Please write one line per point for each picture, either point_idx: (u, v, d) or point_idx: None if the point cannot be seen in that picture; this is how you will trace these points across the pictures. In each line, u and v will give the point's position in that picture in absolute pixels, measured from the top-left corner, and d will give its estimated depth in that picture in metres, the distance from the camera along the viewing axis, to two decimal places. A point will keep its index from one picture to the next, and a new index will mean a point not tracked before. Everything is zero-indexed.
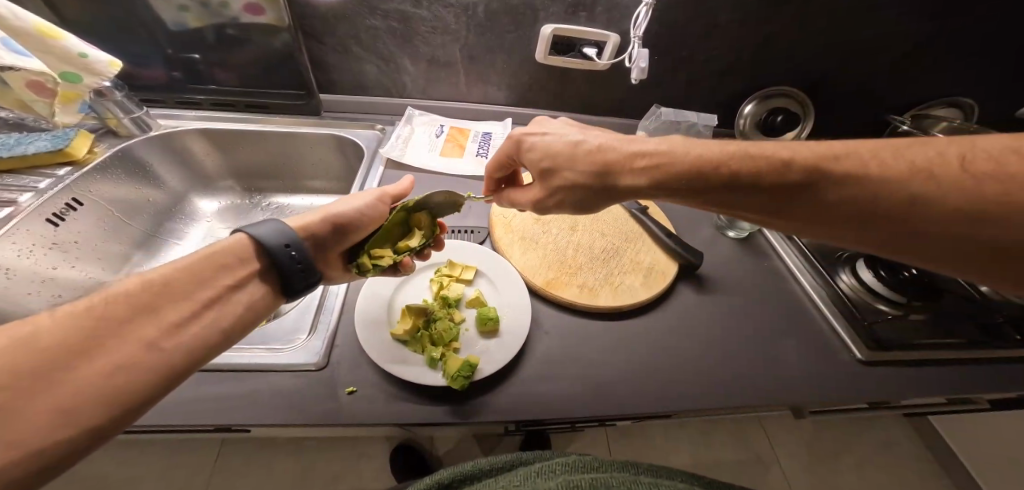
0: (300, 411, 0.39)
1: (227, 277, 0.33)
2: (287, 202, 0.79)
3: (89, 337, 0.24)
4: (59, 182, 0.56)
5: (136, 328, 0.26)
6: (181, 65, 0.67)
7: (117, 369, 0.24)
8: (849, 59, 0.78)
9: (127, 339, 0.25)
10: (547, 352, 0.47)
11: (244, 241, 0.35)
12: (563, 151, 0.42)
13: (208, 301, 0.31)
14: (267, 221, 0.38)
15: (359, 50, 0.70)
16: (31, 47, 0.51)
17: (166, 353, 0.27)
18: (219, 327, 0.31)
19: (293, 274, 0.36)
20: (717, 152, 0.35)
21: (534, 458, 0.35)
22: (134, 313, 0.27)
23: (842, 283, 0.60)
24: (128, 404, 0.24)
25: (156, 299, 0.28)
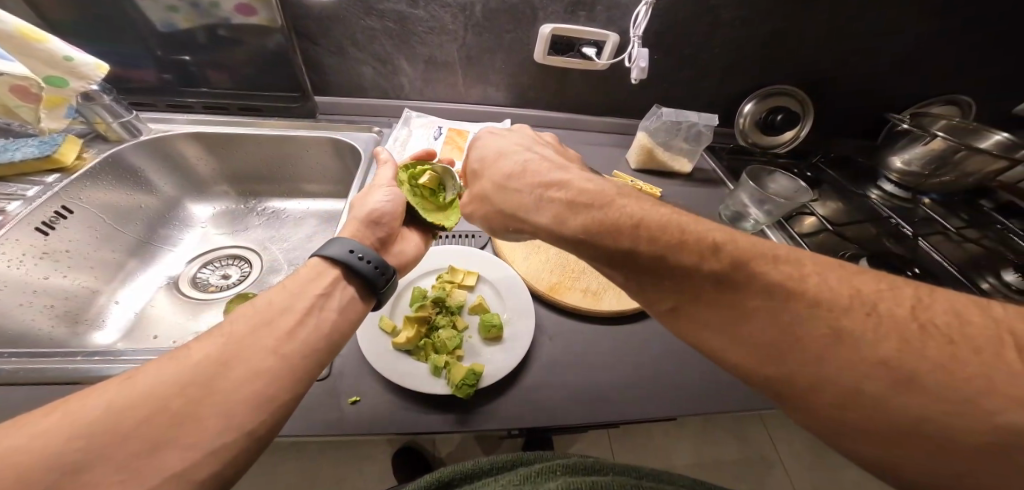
0: (303, 422, 0.39)
1: (318, 287, 0.37)
2: (282, 207, 0.77)
3: (227, 353, 0.29)
4: (48, 189, 0.54)
5: (260, 342, 0.30)
6: (171, 67, 0.65)
7: (252, 380, 0.28)
8: (850, 57, 0.77)
9: (256, 352, 0.29)
10: (551, 358, 0.47)
11: (320, 262, 0.39)
12: (489, 160, 0.44)
13: (310, 305, 0.35)
14: (333, 241, 0.41)
15: (356, 50, 0.69)
16: (12, 49, 0.49)
17: (285, 359, 0.30)
18: (325, 331, 0.34)
19: (372, 274, 0.39)
20: (647, 211, 0.32)
21: (534, 458, 0.34)
22: (256, 328, 0.31)
23: None
24: (267, 408, 0.28)
25: (269, 316, 0.32)
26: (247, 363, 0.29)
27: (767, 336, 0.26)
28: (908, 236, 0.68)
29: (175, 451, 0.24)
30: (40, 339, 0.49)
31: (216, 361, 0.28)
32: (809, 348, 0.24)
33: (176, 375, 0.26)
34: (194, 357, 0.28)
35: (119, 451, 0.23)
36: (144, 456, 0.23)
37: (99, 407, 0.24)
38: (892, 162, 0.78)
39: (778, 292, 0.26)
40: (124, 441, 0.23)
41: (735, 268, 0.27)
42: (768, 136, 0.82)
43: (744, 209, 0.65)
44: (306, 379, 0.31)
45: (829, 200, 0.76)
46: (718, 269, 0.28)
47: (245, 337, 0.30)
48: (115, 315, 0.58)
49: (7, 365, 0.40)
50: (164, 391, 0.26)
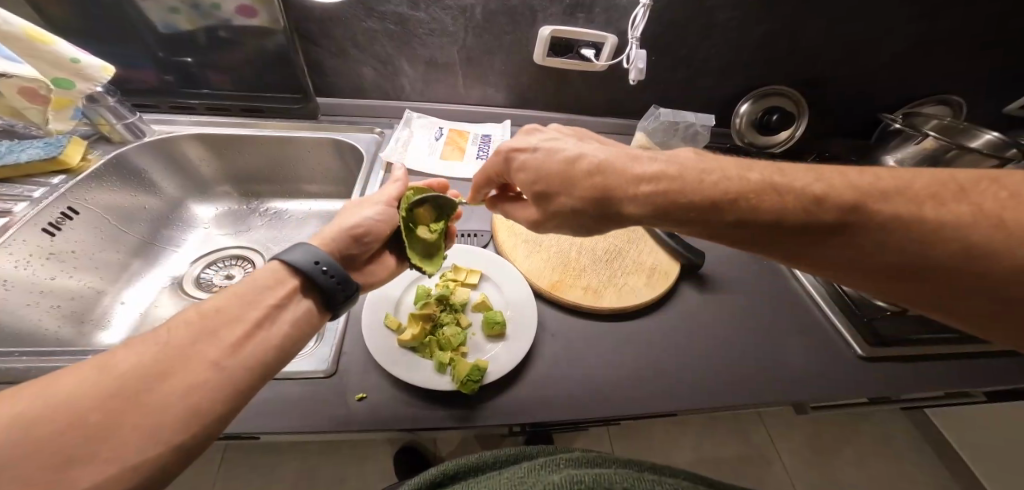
0: (312, 418, 0.39)
1: (273, 295, 0.34)
2: (284, 207, 0.77)
3: (158, 363, 0.26)
4: (54, 190, 0.55)
5: (200, 352, 0.28)
6: (173, 68, 0.66)
7: (187, 392, 0.26)
8: (843, 58, 0.79)
9: (193, 364, 0.27)
10: (553, 354, 0.48)
11: (279, 267, 0.36)
12: (557, 172, 0.38)
13: (262, 316, 0.32)
14: (297, 245, 0.38)
15: (357, 52, 0.69)
16: (20, 52, 0.50)
17: (227, 372, 0.28)
18: (274, 344, 0.31)
19: (332, 288, 0.36)
20: (738, 187, 0.32)
21: (538, 452, 0.35)
22: (199, 336, 0.28)
23: None
24: (200, 425, 0.26)
25: (214, 323, 0.30)
26: (182, 375, 0.26)
27: (883, 262, 0.29)
28: None
29: (84, 468, 0.22)
30: (46, 339, 0.49)
31: (147, 370, 0.25)
32: (914, 264, 0.28)
33: (96, 386, 0.24)
34: (122, 366, 0.25)
35: (13, 469, 0.20)
36: (47, 477, 0.21)
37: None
38: (885, 161, 0.81)
39: (893, 226, 0.28)
40: (25, 458, 0.21)
41: (850, 212, 0.29)
42: (763, 136, 0.83)
43: None
44: (246, 394, 0.29)
45: None
46: (832, 220, 0.29)
47: (184, 345, 0.27)
48: (120, 315, 0.59)
49: (19, 364, 0.41)
50: (80, 402, 0.23)
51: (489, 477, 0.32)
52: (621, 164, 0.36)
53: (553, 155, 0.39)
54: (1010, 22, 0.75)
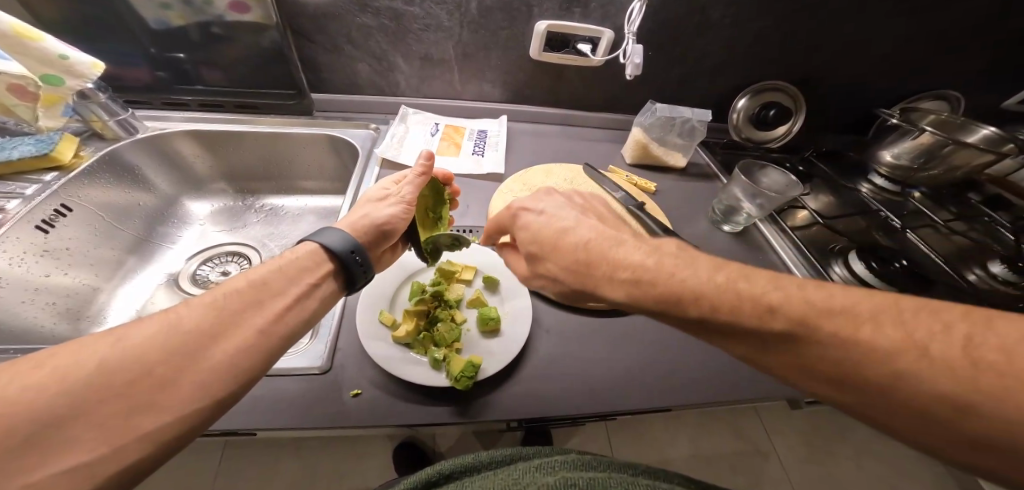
0: (307, 415, 0.39)
1: (309, 276, 0.37)
2: (280, 203, 0.77)
3: (212, 327, 0.29)
4: (47, 188, 0.55)
5: (246, 319, 0.31)
6: (165, 64, 0.65)
7: (234, 355, 0.29)
8: (841, 53, 0.78)
9: (241, 328, 0.30)
10: (548, 350, 0.48)
11: (313, 249, 0.39)
12: (550, 239, 0.37)
13: (300, 292, 0.36)
14: (326, 230, 0.41)
15: (352, 48, 0.69)
16: (6, 48, 0.49)
17: (269, 339, 0.32)
18: (307, 317, 0.35)
19: (359, 275, 0.40)
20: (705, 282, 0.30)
21: (532, 454, 0.35)
22: (246, 305, 0.32)
23: (834, 275, 0.60)
24: (241, 383, 0.29)
25: (259, 295, 0.33)
26: (233, 337, 0.30)
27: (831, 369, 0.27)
28: (896, 228, 0.70)
29: (152, 411, 0.25)
30: (41, 336, 0.49)
31: (205, 330, 0.29)
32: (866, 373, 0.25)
33: (162, 340, 0.27)
34: (183, 324, 0.28)
35: (96, 408, 0.24)
36: (119, 416, 0.24)
37: (89, 365, 0.24)
38: (881, 157, 0.80)
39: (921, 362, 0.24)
40: (108, 400, 0.24)
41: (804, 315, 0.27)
42: (761, 131, 0.83)
43: (737, 203, 0.66)
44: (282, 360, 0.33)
45: (820, 195, 0.77)
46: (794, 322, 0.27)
47: (235, 312, 0.31)
48: (116, 311, 0.59)
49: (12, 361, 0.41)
50: (151, 353, 0.26)
51: (484, 477, 0.32)
52: (686, 270, 0.32)
53: (553, 223, 0.38)
54: (1010, 17, 0.75)
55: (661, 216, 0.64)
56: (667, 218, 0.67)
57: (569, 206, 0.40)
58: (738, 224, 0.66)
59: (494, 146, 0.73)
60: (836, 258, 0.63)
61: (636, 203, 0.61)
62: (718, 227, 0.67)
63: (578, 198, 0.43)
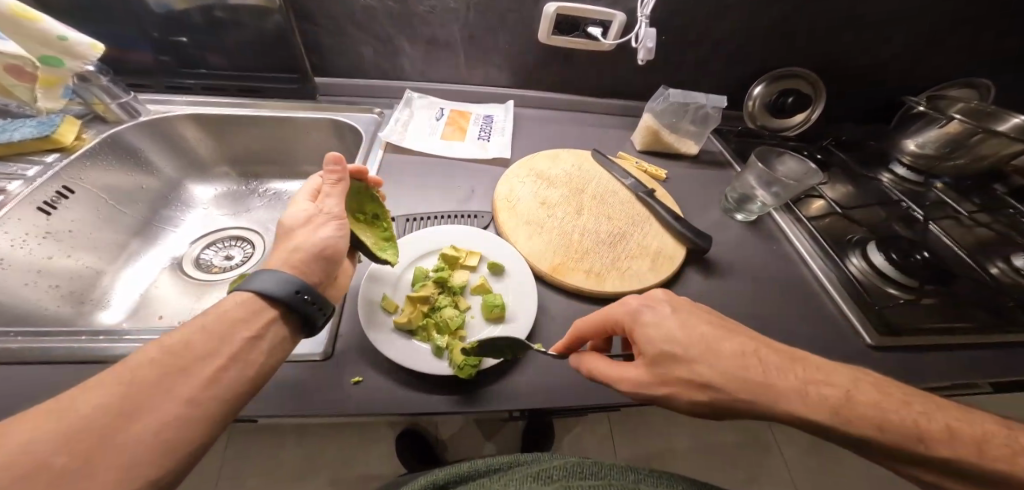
0: (308, 401, 0.39)
1: (245, 328, 0.32)
2: (283, 189, 0.76)
3: (123, 404, 0.25)
4: (49, 169, 0.54)
5: (169, 389, 0.27)
6: (168, 49, 0.64)
7: (156, 431, 0.25)
8: (865, 38, 0.75)
9: (163, 399, 0.26)
10: (553, 338, 0.46)
11: (248, 297, 0.34)
12: (693, 343, 0.31)
13: (237, 347, 0.31)
14: (263, 271, 0.35)
15: (355, 30, 0.67)
16: (4, 28, 0.48)
17: (200, 407, 0.27)
18: (248, 375, 0.31)
19: (313, 313, 0.36)
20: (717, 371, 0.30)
21: (530, 460, 0.34)
22: (167, 373, 0.27)
23: (851, 266, 0.58)
24: (172, 458, 0.25)
25: (184, 358, 0.29)
26: (151, 412, 0.25)
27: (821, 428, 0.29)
28: (918, 219, 0.68)
29: None
30: (44, 318, 0.49)
31: (112, 411, 0.25)
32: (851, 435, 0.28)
33: (56, 430, 0.23)
34: (83, 407, 0.24)
35: None
36: None
37: None
38: (905, 145, 0.77)
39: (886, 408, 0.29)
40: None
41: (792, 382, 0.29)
42: (777, 119, 0.80)
43: (751, 192, 0.63)
44: (221, 427, 0.28)
45: (838, 184, 0.74)
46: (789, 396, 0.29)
47: (153, 382, 0.27)
48: (120, 294, 0.58)
49: (14, 343, 0.41)
50: (42, 446, 0.22)
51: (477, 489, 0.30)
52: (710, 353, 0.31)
53: (686, 327, 0.32)
54: None
55: (672, 204, 0.62)
56: (678, 207, 0.65)
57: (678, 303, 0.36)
58: (752, 213, 0.64)
59: (501, 132, 0.72)
60: (854, 248, 0.61)
61: (647, 191, 0.59)
62: (731, 216, 0.65)
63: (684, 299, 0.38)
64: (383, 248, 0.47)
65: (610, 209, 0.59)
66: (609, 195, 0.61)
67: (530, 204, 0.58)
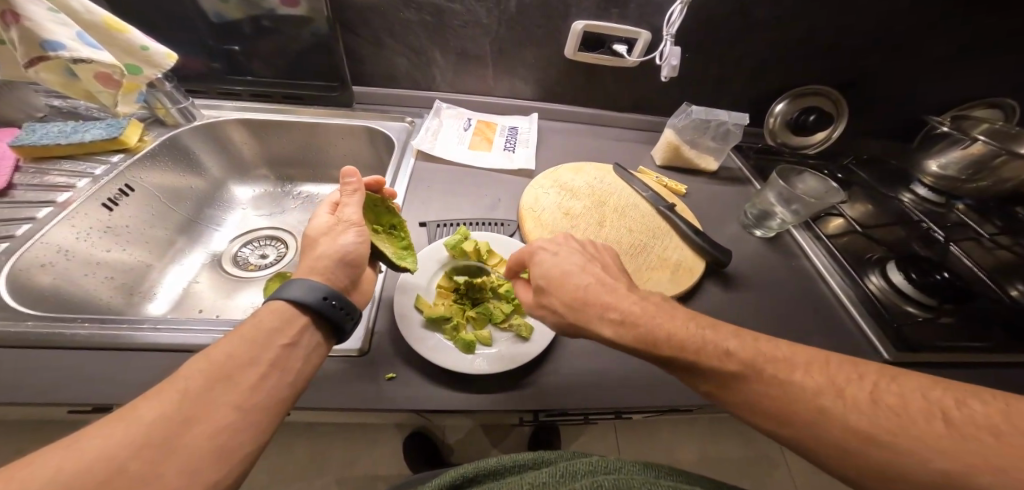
0: (346, 393, 0.42)
1: (282, 336, 0.34)
2: (316, 191, 0.80)
3: (181, 414, 0.27)
4: (115, 168, 0.59)
5: (220, 397, 0.29)
6: (221, 57, 0.69)
7: (216, 436, 0.27)
8: (888, 58, 0.75)
9: (217, 406, 0.28)
10: (573, 343, 0.48)
11: (284, 306, 0.35)
12: (556, 275, 0.39)
13: (274, 356, 0.33)
14: (291, 281, 0.37)
15: (392, 42, 0.71)
16: (103, 40, 0.52)
17: (250, 413, 0.29)
18: (287, 382, 0.33)
19: (341, 319, 0.37)
20: (580, 288, 0.38)
21: (556, 458, 0.37)
22: (214, 382, 0.29)
23: (870, 283, 0.59)
24: (231, 461, 0.27)
25: (228, 367, 0.30)
26: (208, 420, 0.27)
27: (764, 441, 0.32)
28: (939, 240, 0.68)
29: None
30: (96, 308, 0.53)
31: (172, 419, 0.26)
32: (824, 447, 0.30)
33: (124, 437, 0.25)
34: (148, 416, 0.26)
35: None
36: None
37: (40, 478, 0.22)
38: (927, 166, 0.77)
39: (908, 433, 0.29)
40: None
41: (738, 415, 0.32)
42: (798, 137, 0.81)
43: (770, 208, 0.64)
44: (269, 430, 0.30)
45: (858, 202, 0.75)
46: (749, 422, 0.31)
47: (204, 392, 0.28)
48: (165, 288, 0.62)
49: (81, 329, 0.43)
50: (116, 454, 0.24)
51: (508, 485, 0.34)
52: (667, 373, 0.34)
53: (564, 262, 0.40)
54: None
55: (692, 218, 0.63)
56: (697, 221, 0.66)
57: (578, 250, 0.42)
58: (771, 229, 0.65)
59: (525, 143, 0.74)
60: (873, 266, 0.62)
61: (668, 205, 0.60)
62: (750, 231, 0.66)
63: (592, 247, 0.44)
64: (403, 255, 0.49)
65: (631, 222, 0.61)
66: (631, 208, 0.63)
67: (554, 214, 0.60)
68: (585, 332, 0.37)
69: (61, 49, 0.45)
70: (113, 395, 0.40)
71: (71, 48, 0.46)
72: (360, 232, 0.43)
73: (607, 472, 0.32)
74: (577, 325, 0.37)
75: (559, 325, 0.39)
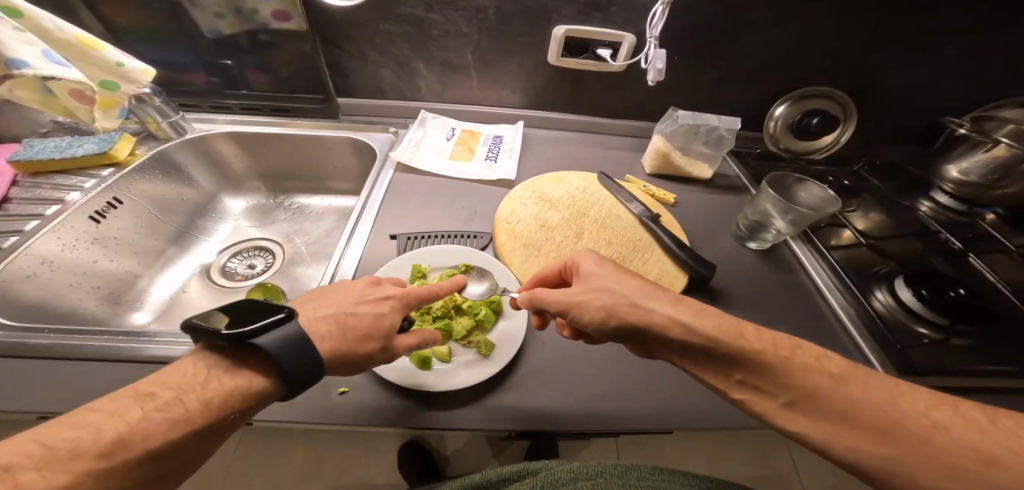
0: (292, 409, 0.40)
1: (238, 388, 0.29)
2: (307, 202, 0.81)
3: (101, 444, 0.24)
4: (103, 182, 0.61)
5: (148, 444, 0.25)
6: (215, 70, 0.71)
7: (126, 480, 0.24)
8: (902, 56, 0.70)
9: (142, 455, 0.25)
10: (539, 360, 0.46)
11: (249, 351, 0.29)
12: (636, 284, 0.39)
13: (222, 408, 0.29)
14: (271, 311, 0.31)
15: (375, 54, 0.71)
16: (75, 57, 0.54)
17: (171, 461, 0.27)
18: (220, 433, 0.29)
19: (300, 377, 0.31)
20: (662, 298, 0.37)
21: (540, 466, 0.35)
22: (153, 426, 0.26)
23: (875, 301, 0.54)
24: None
25: (172, 411, 0.27)
26: (128, 469, 0.25)
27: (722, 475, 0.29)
28: (957, 251, 0.63)
29: None
30: (81, 318, 0.54)
31: (97, 459, 0.24)
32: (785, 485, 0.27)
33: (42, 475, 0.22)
34: (71, 450, 0.23)
35: None
36: None
37: None
38: (947, 171, 0.71)
39: None
40: None
41: None
42: (802, 141, 0.76)
43: (767, 220, 0.60)
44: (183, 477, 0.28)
45: (870, 211, 0.69)
46: None
47: (136, 435, 0.25)
48: (152, 296, 0.64)
49: (47, 340, 0.44)
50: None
51: None
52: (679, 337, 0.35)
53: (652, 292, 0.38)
54: None
55: (677, 231, 0.60)
56: (684, 233, 0.62)
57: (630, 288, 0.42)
58: (766, 241, 0.61)
59: (509, 152, 0.73)
60: (878, 282, 0.57)
61: (650, 216, 0.58)
62: (744, 244, 0.63)
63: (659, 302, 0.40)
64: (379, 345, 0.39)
65: (613, 234, 0.58)
66: (613, 219, 0.60)
67: (530, 226, 0.58)
68: (637, 318, 0.36)
69: (25, 67, 0.47)
70: (77, 408, 0.40)
71: (35, 65, 0.48)
72: (388, 303, 0.39)
73: (588, 479, 0.30)
74: (638, 315, 0.36)
75: (614, 312, 0.37)
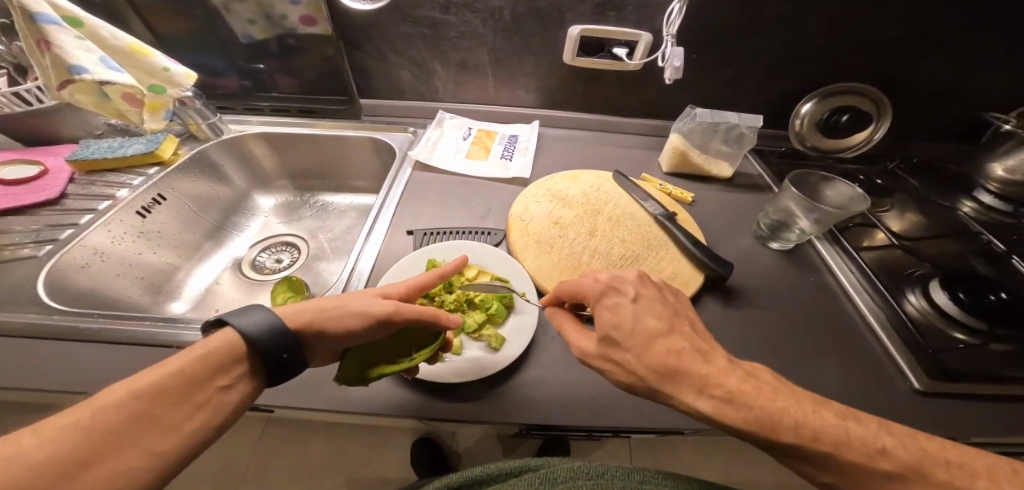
0: (313, 395, 0.42)
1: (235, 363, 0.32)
2: (330, 200, 0.84)
3: (140, 402, 0.27)
4: (150, 179, 0.66)
5: (172, 403, 0.28)
6: (248, 75, 0.75)
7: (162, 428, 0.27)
8: (939, 48, 0.66)
9: (170, 412, 0.27)
10: (550, 355, 0.46)
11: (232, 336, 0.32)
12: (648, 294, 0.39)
13: (228, 379, 0.31)
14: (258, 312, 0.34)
15: (395, 57, 0.74)
16: (126, 63, 0.59)
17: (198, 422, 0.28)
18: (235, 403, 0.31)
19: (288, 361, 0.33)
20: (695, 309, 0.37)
21: (541, 464, 0.35)
22: (175, 387, 0.28)
23: (907, 304, 0.51)
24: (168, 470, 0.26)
25: (189, 376, 0.29)
26: (159, 423, 0.27)
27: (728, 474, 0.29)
28: (1000, 254, 0.59)
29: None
30: (126, 306, 0.59)
31: (129, 414, 0.26)
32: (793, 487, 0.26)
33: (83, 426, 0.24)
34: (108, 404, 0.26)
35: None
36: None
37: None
38: (990, 169, 0.67)
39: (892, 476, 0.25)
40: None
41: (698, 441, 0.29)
42: (830, 139, 0.73)
43: (789, 219, 0.58)
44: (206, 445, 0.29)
45: (906, 212, 0.66)
46: None
47: (162, 394, 0.28)
48: (189, 287, 0.68)
49: (95, 323, 0.48)
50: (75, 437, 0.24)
51: None
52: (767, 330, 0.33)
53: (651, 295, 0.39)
54: None
55: (694, 230, 0.59)
56: (702, 233, 0.61)
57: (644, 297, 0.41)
58: (789, 241, 0.59)
59: (524, 151, 0.74)
60: (911, 284, 0.54)
61: (665, 214, 0.57)
62: (766, 244, 0.61)
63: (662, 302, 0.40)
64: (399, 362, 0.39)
65: (626, 231, 0.58)
66: (627, 218, 0.60)
67: (542, 224, 0.58)
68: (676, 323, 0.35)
69: (84, 72, 0.52)
70: None
71: (93, 71, 0.52)
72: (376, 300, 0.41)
73: (588, 479, 0.30)
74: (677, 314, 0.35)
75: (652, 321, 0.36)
